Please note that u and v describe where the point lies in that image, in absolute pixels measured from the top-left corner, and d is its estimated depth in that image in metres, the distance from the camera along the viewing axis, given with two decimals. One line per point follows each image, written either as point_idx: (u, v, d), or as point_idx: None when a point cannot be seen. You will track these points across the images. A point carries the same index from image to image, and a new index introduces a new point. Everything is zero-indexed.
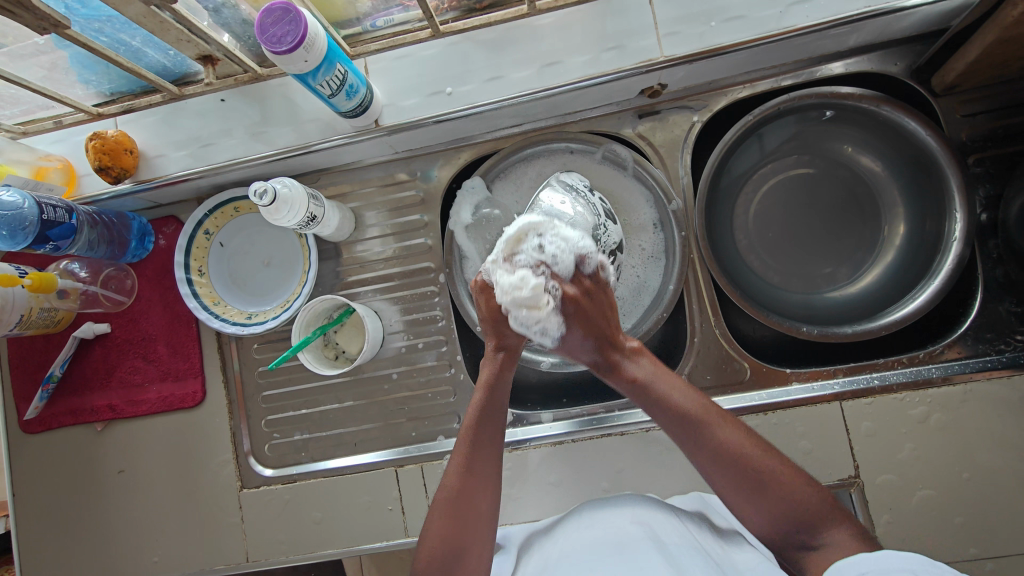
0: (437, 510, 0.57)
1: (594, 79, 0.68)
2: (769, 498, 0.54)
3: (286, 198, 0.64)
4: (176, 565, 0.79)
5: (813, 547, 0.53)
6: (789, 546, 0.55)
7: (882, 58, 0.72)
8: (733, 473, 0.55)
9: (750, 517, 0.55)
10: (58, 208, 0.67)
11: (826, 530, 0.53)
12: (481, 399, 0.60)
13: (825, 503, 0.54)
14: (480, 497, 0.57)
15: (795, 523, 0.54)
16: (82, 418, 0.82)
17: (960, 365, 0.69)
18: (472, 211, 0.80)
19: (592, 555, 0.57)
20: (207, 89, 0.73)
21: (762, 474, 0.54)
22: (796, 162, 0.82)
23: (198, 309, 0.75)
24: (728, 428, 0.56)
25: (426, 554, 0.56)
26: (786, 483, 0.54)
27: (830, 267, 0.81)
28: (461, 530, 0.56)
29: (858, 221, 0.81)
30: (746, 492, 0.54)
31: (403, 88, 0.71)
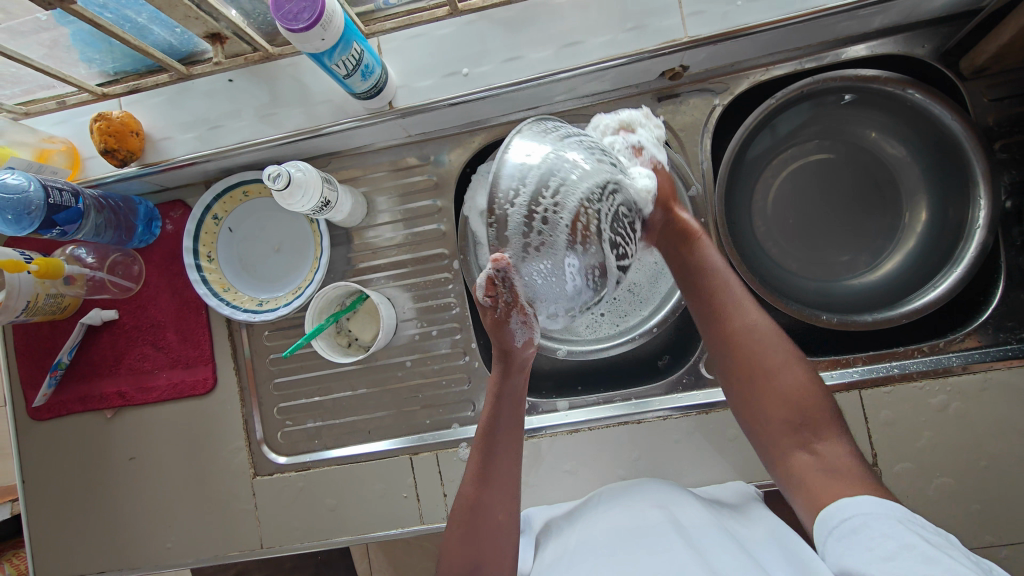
0: (459, 522, 0.60)
1: (616, 60, 0.66)
2: (775, 386, 0.59)
3: (301, 182, 0.62)
4: (190, 551, 0.79)
5: (815, 452, 0.56)
6: (787, 442, 0.58)
7: (908, 40, 0.70)
8: (754, 355, 0.60)
9: (760, 408, 0.60)
10: (65, 192, 0.66)
11: (824, 437, 0.57)
12: (489, 410, 0.61)
13: (824, 407, 0.58)
14: (495, 510, 0.59)
15: (802, 420, 0.58)
16: (91, 405, 0.81)
17: (979, 354, 0.69)
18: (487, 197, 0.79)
19: (617, 555, 0.57)
20: (214, 68, 0.70)
21: (780, 377, 0.59)
22: (815, 146, 0.80)
23: (208, 296, 0.74)
24: (740, 321, 0.62)
25: (452, 557, 0.59)
26: (789, 382, 0.59)
27: (847, 254, 0.80)
28: (477, 540, 0.58)
29: (877, 207, 0.80)
30: (763, 380, 0.60)
31: (417, 69, 0.69)
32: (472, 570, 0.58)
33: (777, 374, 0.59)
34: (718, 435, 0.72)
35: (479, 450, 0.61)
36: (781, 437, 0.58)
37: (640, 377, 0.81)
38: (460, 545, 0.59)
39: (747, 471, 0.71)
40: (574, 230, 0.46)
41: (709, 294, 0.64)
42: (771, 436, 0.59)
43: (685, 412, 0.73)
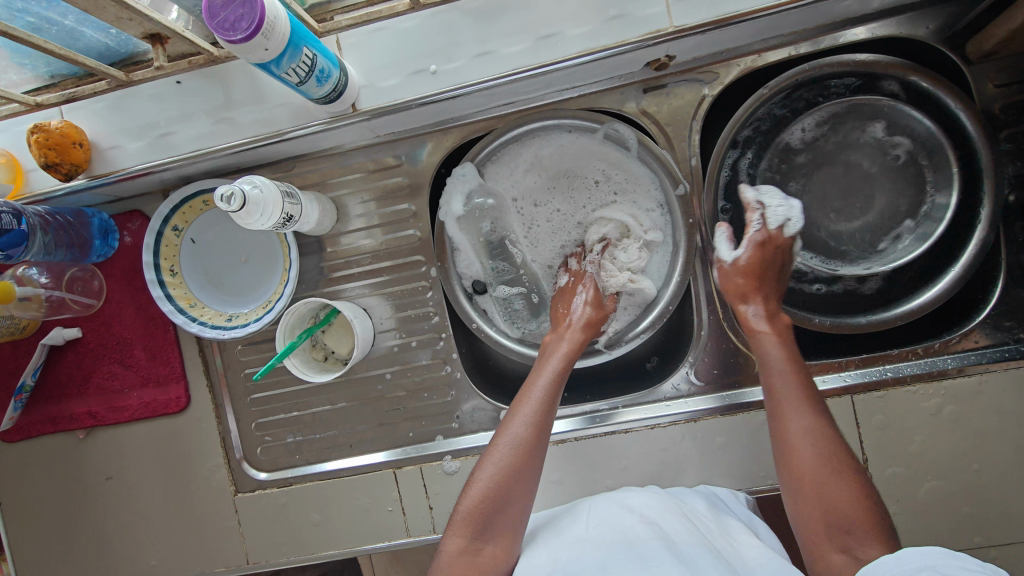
0: (501, 458, 0.60)
1: (596, 54, 0.61)
2: (823, 492, 0.55)
3: (257, 200, 0.57)
4: (174, 569, 0.78)
5: (853, 556, 0.53)
6: (825, 541, 0.55)
7: (911, 21, 0.65)
8: (818, 460, 0.57)
9: (802, 503, 0.57)
10: (5, 214, 0.61)
11: (865, 543, 0.53)
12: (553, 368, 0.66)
13: (873, 512, 0.54)
14: (534, 448, 0.61)
15: (844, 522, 0.54)
16: (61, 426, 0.78)
17: (976, 355, 0.67)
18: (463, 202, 0.73)
19: (603, 555, 0.56)
20: (158, 73, 0.63)
21: (834, 465, 0.56)
22: (814, 131, 0.73)
23: (173, 313, 0.70)
24: (803, 419, 0.58)
25: (472, 508, 0.58)
26: (846, 492, 0.55)
27: (848, 245, 0.74)
28: (507, 480, 0.59)
29: (879, 198, 0.73)
30: (817, 476, 0.56)
31: (380, 66, 0.64)
32: (488, 519, 0.58)
33: (834, 479, 0.56)
34: (707, 443, 0.70)
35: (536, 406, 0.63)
36: (819, 536, 0.55)
37: (629, 380, 0.80)
38: (492, 486, 0.59)
39: (738, 478, 0.70)
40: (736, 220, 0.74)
41: (783, 385, 0.61)
42: (808, 532, 0.56)
43: (675, 419, 0.71)
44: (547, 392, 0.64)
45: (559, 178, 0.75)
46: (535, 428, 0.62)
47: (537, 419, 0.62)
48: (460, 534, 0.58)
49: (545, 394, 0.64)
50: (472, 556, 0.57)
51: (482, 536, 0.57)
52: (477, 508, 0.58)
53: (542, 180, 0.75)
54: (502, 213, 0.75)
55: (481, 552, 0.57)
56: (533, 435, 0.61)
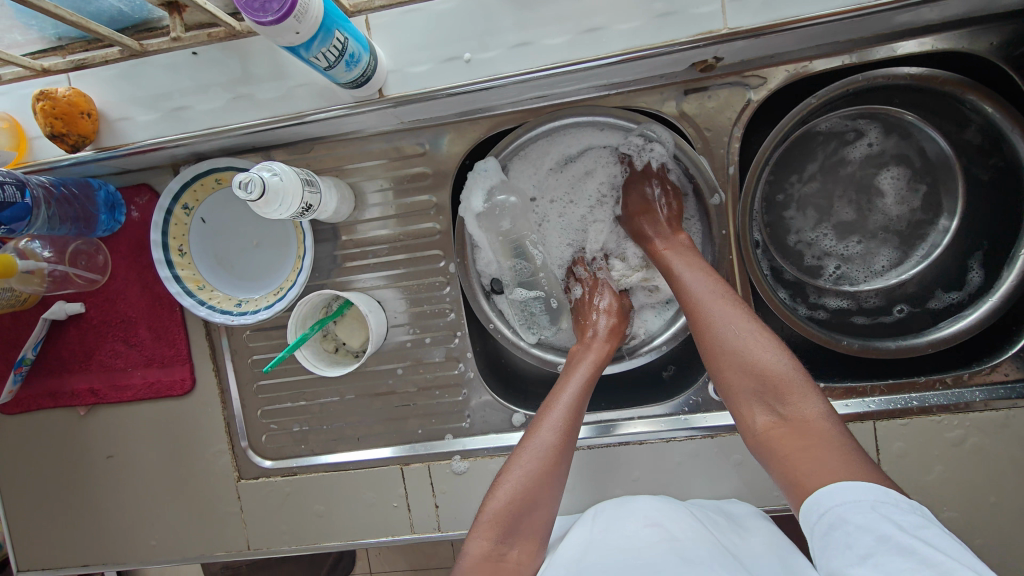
0: (528, 465, 0.59)
1: (641, 53, 0.57)
2: (742, 364, 0.56)
3: (277, 188, 0.54)
4: (174, 551, 0.77)
5: (783, 418, 0.54)
6: (758, 415, 0.55)
7: (973, 35, 0.61)
8: (725, 332, 0.58)
9: (726, 384, 0.57)
10: (7, 185, 0.58)
11: (792, 403, 0.54)
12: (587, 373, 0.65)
13: (793, 377, 0.55)
14: (563, 456, 0.61)
15: (764, 388, 0.55)
16: (62, 402, 0.76)
17: (1005, 389, 0.65)
18: (485, 198, 0.70)
19: (610, 563, 0.54)
20: (173, 44, 0.61)
21: (747, 338, 0.57)
22: (872, 144, 0.72)
23: (181, 295, 0.67)
24: (720, 307, 0.59)
25: (498, 512, 0.57)
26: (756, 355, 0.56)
27: (879, 261, 0.75)
28: (534, 482, 0.59)
29: (917, 219, 0.74)
30: (734, 354, 0.57)
31: (411, 50, 0.60)
32: (514, 522, 0.57)
33: (742, 345, 0.57)
34: (723, 459, 0.69)
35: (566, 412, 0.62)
36: (750, 413, 0.56)
37: (644, 389, 0.79)
38: (520, 491, 0.58)
39: (751, 496, 0.69)
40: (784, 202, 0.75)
41: (691, 278, 0.62)
42: (737, 400, 0.57)
43: (691, 435, 0.70)
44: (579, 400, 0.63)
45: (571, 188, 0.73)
46: (563, 436, 0.61)
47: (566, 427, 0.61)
48: (487, 536, 0.56)
49: (579, 397, 0.63)
50: (495, 560, 0.55)
51: (507, 540, 0.56)
52: (505, 510, 0.57)
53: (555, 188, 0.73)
54: (525, 212, 0.73)
55: (506, 558, 0.56)
56: (561, 444, 0.61)
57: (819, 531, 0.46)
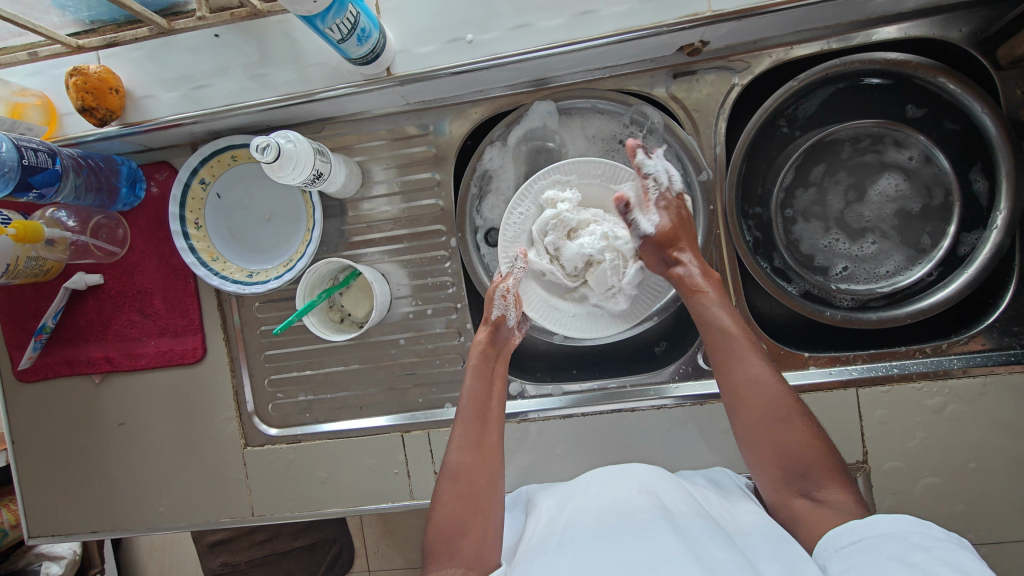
0: (450, 493, 0.60)
1: (631, 33, 0.62)
2: (766, 434, 0.58)
3: (291, 154, 0.59)
4: (181, 516, 0.79)
5: (815, 499, 0.56)
6: (787, 490, 0.58)
7: (943, 22, 0.66)
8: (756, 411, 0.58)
9: (758, 462, 0.59)
10: (40, 152, 0.62)
11: (827, 489, 0.56)
12: (474, 382, 0.65)
13: (829, 460, 0.57)
14: (478, 475, 0.60)
15: (799, 470, 0.57)
16: (78, 370, 0.79)
17: (981, 357, 0.68)
18: (524, 134, 0.75)
19: (600, 535, 0.54)
20: (197, 23, 0.67)
21: (776, 424, 0.58)
22: (911, 157, 0.74)
23: (196, 265, 0.71)
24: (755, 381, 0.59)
25: (442, 523, 0.59)
26: (751, 369, 0.60)
27: (885, 268, 0.75)
28: (467, 506, 0.59)
29: (923, 225, 0.74)
30: (762, 426, 0.58)
31: (418, 33, 0.65)
32: (457, 538, 0.57)
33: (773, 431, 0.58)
34: (711, 426, 0.72)
35: (468, 408, 0.64)
36: (780, 485, 0.58)
37: (636, 365, 0.81)
38: (450, 513, 0.59)
39: (739, 463, 0.71)
40: (790, 199, 0.77)
41: (727, 337, 0.61)
42: (767, 476, 0.59)
43: (680, 402, 0.72)
44: (477, 393, 0.65)
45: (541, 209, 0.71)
46: (469, 451, 0.61)
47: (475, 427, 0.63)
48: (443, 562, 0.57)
49: (474, 411, 0.64)
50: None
51: (450, 555, 0.57)
52: (442, 527, 0.58)
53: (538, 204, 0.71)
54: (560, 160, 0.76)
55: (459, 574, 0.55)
56: (470, 461, 0.61)
57: (839, 549, 0.50)
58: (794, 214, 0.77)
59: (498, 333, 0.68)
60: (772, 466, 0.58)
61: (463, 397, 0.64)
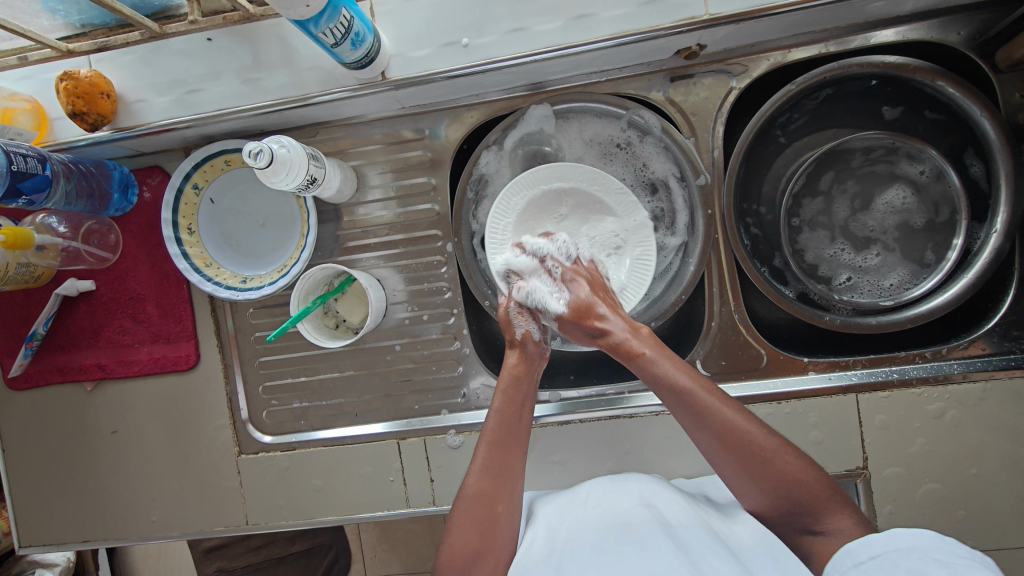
0: (464, 520, 0.58)
1: (629, 37, 0.61)
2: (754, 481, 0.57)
3: (285, 159, 0.58)
4: (175, 525, 0.78)
5: (817, 531, 0.56)
6: (790, 525, 0.57)
7: (942, 26, 0.65)
8: (734, 462, 0.57)
9: (752, 498, 0.58)
10: (30, 157, 0.61)
11: (827, 518, 0.55)
12: (499, 404, 0.63)
13: (829, 493, 0.56)
14: (496, 502, 0.59)
15: (795, 507, 0.56)
16: (70, 377, 0.78)
17: (981, 362, 0.68)
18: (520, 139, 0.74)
19: (602, 551, 0.54)
20: (189, 27, 0.65)
21: (763, 468, 0.56)
22: (922, 172, 0.73)
23: (189, 271, 0.70)
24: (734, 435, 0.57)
25: (458, 550, 0.57)
26: (725, 415, 0.57)
27: (889, 279, 0.75)
28: (482, 533, 0.58)
29: (928, 238, 0.74)
30: (747, 471, 0.57)
31: (413, 36, 0.64)
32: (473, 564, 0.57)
33: (762, 475, 0.56)
34: None
35: (490, 437, 0.61)
36: (781, 519, 0.58)
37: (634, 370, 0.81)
38: (466, 544, 0.57)
39: None
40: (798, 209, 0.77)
41: (694, 391, 0.59)
42: (767, 512, 0.58)
43: None
44: (503, 415, 0.62)
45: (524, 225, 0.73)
46: (489, 477, 0.60)
47: (501, 458, 0.60)
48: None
49: (495, 437, 0.61)
50: None
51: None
52: (453, 553, 0.57)
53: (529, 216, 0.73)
54: (556, 164, 0.75)
55: None
56: (490, 488, 0.59)
57: (859, 564, 0.49)
58: (801, 223, 0.77)
59: (526, 351, 0.66)
60: (772, 505, 0.57)
61: (488, 422, 0.62)
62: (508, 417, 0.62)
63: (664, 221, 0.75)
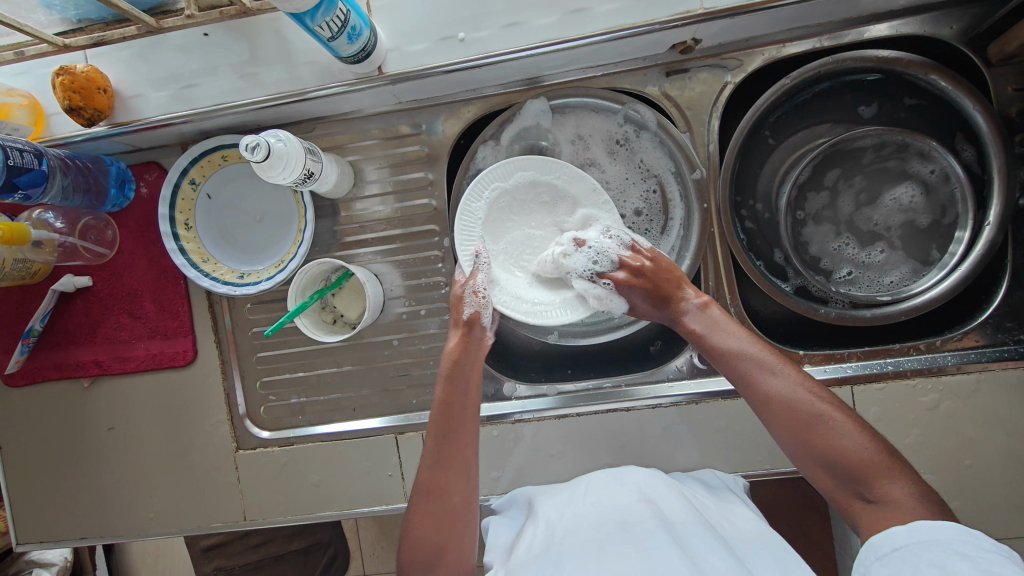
0: (416, 514, 0.58)
1: (624, 31, 0.61)
2: (804, 444, 0.55)
3: (281, 154, 0.58)
4: (173, 521, 0.78)
5: (871, 501, 0.52)
6: (846, 495, 0.54)
7: (933, 20, 0.66)
8: (779, 421, 0.56)
9: (805, 465, 0.56)
10: (25, 152, 0.61)
11: (881, 487, 0.52)
12: (442, 393, 0.62)
13: (884, 461, 0.52)
14: (449, 495, 0.58)
15: (848, 475, 0.53)
16: (66, 374, 0.78)
17: (975, 354, 0.69)
18: (517, 133, 0.74)
19: (602, 546, 0.54)
20: (187, 22, 0.65)
21: (810, 430, 0.55)
22: (931, 172, 0.73)
23: (187, 267, 0.70)
24: (782, 396, 0.56)
25: (416, 542, 0.58)
26: (772, 382, 0.57)
27: (890, 276, 0.75)
28: (437, 527, 0.58)
29: (932, 237, 0.74)
30: (796, 437, 0.55)
31: (409, 31, 0.64)
32: (434, 559, 0.57)
33: (813, 438, 0.54)
34: (705, 425, 0.71)
35: (434, 427, 0.60)
36: (843, 490, 0.54)
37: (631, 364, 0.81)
38: (421, 537, 0.57)
39: (735, 462, 0.71)
40: (807, 203, 0.77)
41: (745, 355, 0.60)
42: (822, 483, 0.55)
43: (675, 401, 0.72)
44: (443, 409, 0.61)
45: (494, 224, 0.72)
46: (439, 472, 0.59)
47: (446, 450, 0.59)
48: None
49: (439, 430, 0.60)
50: None
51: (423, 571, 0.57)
52: (416, 546, 0.58)
53: (507, 203, 0.71)
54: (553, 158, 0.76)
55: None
56: (437, 482, 0.59)
57: (880, 556, 0.48)
58: (809, 217, 0.77)
59: (472, 333, 0.65)
60: (825, 473, 0.55)
61: (433, 413, 0.61)
62: (450, 403, 0.61)
63: (655, 216, 0.75)
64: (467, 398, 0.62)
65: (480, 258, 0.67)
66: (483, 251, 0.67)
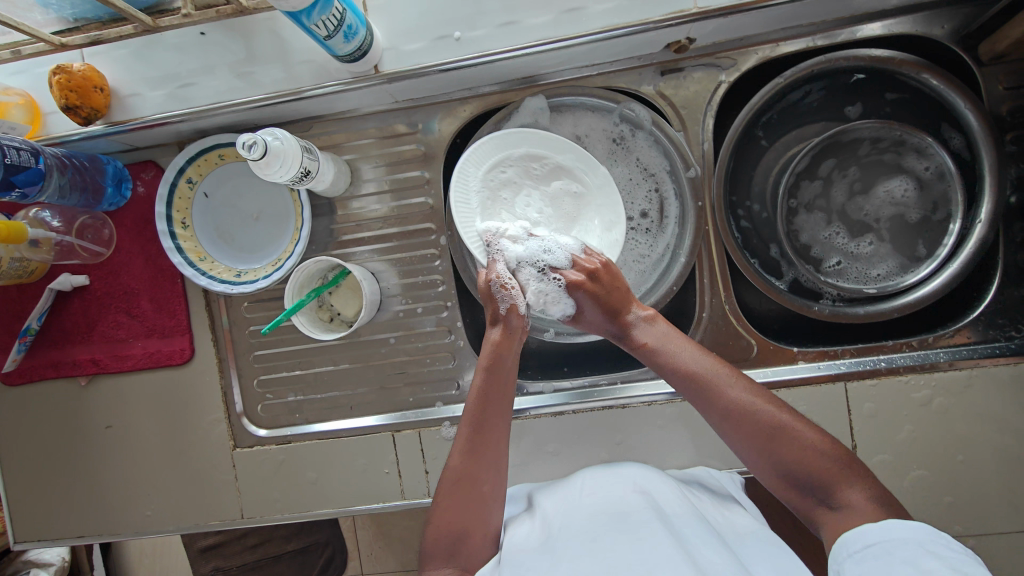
0: (444, 502, 0.59)
1: (618, 30, 0.62)
2: (770, 451, 0.55)
3: (278, 151, 0.58)
4: (171, 519, 0.78)
5: (833, 507, 0.53)
6: (809, 504, 0.55)
7: (925, 20, 0.67)
8: (737, 434, 0.56)
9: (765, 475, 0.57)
10: (22, 151, 0.61)
11: (842, 492, 0.53)
12: (480, 382, 0.62)
13: (841, 468, 0.54)
14: (480, 482, 0.59)
15: (807, 484, 0.54)
16: (63, 372, 0.78)
17: (967, 350, 0.69)
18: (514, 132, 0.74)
19: (596, 537, 0.55)
20: (183, 21, 0.65)
21: (772, 441, 0.55)
22: (926, 168, 0.74)
23: (183, 265, 0.71)
24: (746, 406, 0.57)
25: (438, 532, 0.58)
26: (732, 395, 0.57)
27: (877, 269, 0.76)
28: (463, 514, 0.58)
29: (920, 233, 0.75)
30: (758, 447, 0.56)
31: (405, 30, 0.65)
32: (460, 544, 0.58)
33: (774, 449, 0.55)
34: (701, 422, 0.72)
35: (470, 414, 0.61)
36: (806, 500, 0.55)
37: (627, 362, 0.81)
38: (446, 524, 0.58)
39: (730, 458, 0.71)
40: (802, 191, 0.78)
41: (699, 367, 0.60)
42: (783, 494, 0.56)
43: (670, 398, 0.72)
44: (483, 394, 0.61)
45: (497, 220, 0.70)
46: (470, 462, 0.59)
47: (478, 439, 0.60)
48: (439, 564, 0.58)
49: (473, 416, 0.61)
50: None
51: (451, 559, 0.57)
52: (439, 534, 0.58)
53: (508, 194, 0.70)
54: None
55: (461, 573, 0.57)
56: (465, 472, 0.59)
57: (853, 554, 0.49)
58: (803, 204, 0.78)
59: (508, 325, 0.63)
60: (788, 483, 0.55)
61: (471, 399, 0.61)
62: (486, 391, 0.61)
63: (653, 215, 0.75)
64: (504, 387, 0.62)
65: (495, 245, 0.64)
66: (495, 237, 0.64)
